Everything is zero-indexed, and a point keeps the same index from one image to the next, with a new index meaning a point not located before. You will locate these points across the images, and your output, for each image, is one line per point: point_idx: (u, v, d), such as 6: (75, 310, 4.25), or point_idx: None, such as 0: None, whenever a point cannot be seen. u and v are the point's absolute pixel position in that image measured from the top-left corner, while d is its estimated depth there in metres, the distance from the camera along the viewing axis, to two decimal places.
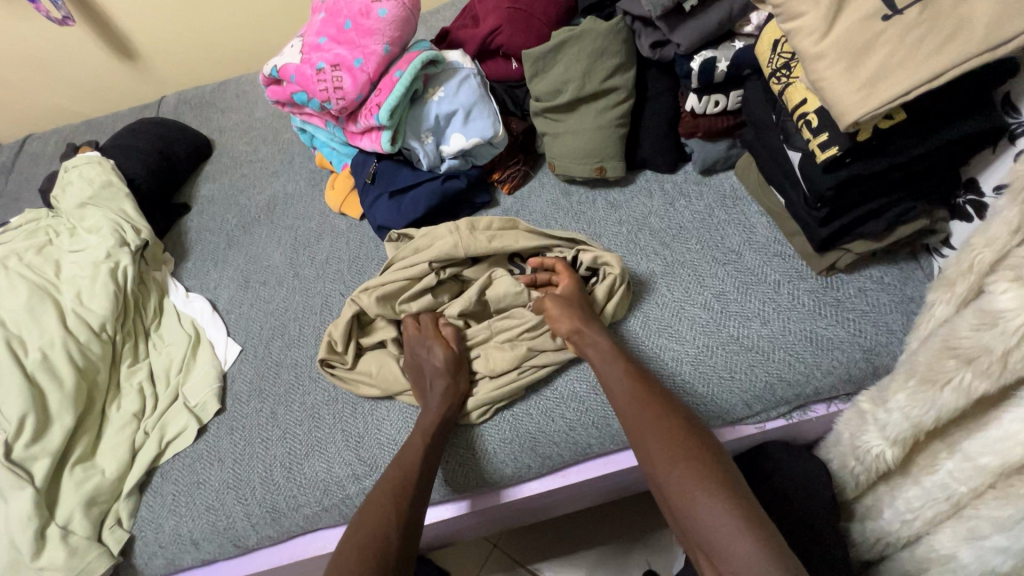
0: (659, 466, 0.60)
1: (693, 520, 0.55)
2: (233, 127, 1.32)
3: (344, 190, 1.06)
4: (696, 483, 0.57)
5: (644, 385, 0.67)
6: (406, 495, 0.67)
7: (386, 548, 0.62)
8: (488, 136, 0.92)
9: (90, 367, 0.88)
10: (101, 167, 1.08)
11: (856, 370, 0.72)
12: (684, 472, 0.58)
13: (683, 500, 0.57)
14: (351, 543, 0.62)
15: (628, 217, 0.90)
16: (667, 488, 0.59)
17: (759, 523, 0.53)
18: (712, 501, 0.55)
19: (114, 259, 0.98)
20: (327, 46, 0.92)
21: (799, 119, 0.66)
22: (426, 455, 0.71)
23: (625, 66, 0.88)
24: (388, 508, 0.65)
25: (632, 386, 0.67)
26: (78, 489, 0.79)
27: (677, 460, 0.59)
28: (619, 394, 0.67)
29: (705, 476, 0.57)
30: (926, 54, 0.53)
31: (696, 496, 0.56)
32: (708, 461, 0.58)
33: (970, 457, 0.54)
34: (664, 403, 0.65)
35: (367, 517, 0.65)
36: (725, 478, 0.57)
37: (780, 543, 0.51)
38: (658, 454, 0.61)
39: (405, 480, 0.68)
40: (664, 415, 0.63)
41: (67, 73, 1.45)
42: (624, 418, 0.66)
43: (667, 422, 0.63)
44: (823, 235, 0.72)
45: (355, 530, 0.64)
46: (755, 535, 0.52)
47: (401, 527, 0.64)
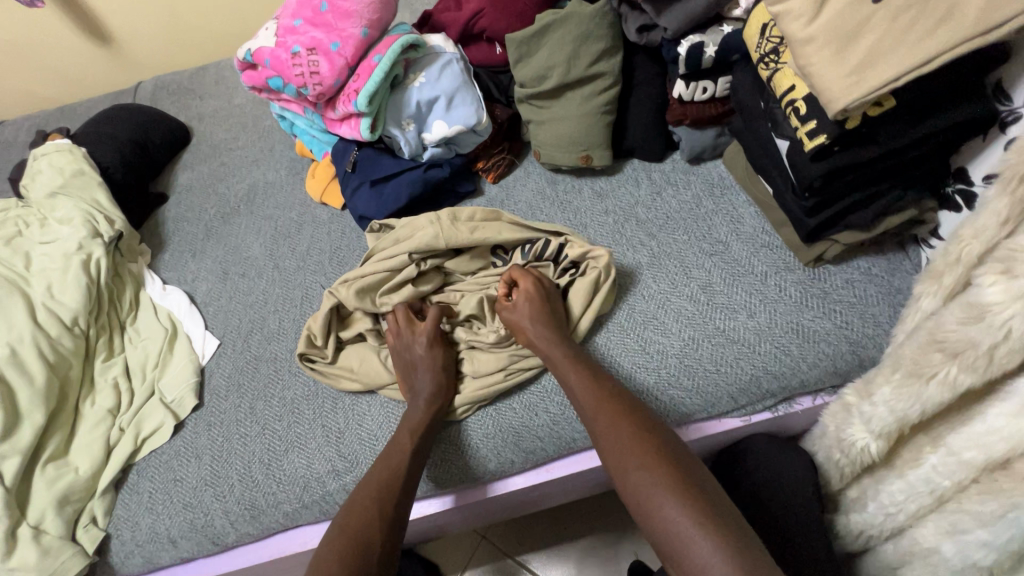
0: (619, 473, 0.59)
1: (653, 528, 0.54)
2: (212, 114, 1.28)
3: (325, 179, 1.04)
4: (654, 490, 0.55)
5: (606, 390, 0.66)
6: (392, 494, 0.65)
7: (371, 549, 0.60)
8: (471, 124, 0.89)
9: (62, 362, 0.86)
10: (73, 155, 1.04)
11: (842, 362, 0.71)
12: (643, 479, 0.56)
13: (644, 508, 0.55)
14: (336, 545, 0.60)
15: (614, 207, 0.88)
16: (629, 496, 0.57)
17: (720, 527, 0.51)
18: (669, 507, 0.53)
19: (86, 250, 0.95)
20: (302, 29, 0.88)
21: (788, 106, 0.64)
22: (411, 453, 0.69)
23: (612, 50, 0.85)
24: (372, 509, 0.64)
25: (596, 388, 0.66)
26: (50, 488, 0.77)
27: (636, 466, 0.58)
28: (581, 401, 0.66)
29: (665, 479, 0.55)
30: (917, 38, 0.51)
31: (655, 503, 0.54)
32: (669, 465, 0.57)
33: (955, 451, 0.53)
34: (625, 408, 0.63)
35: (350, 519, 0.63)
36: (687, 481, 0.55)
37: (743, 550, 0.49)
38: (620, 458, 0.59)
39: (391, 480, 0.66)
40: (624, 421, 0.62)
41: (37, 57, 1.40)
42: (588, 426, 0.65)
43: (627, 428, 0.61)
44: (810, 225, 0.71)
45: (337, 533, 0.62)
46: (714, 542, 0.50)
47: (387, 528, 0.63)
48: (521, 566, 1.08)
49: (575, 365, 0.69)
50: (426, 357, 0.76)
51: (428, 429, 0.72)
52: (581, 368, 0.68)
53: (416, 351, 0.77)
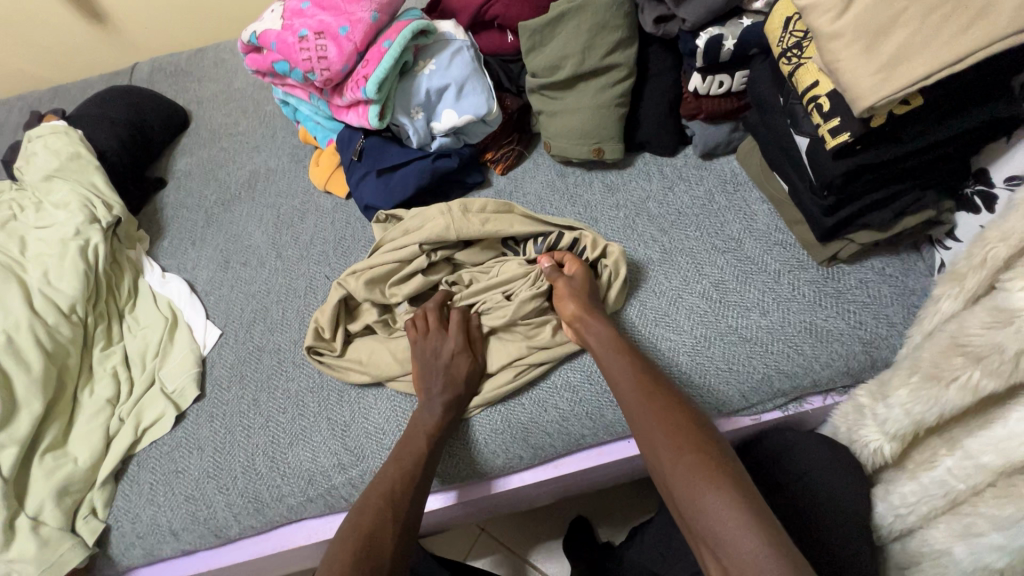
0: (665, 456, 0.58)
1: (698, 512, 0.53)
2: (211, 98, 1.25)
3: (329, 167, 1.02)
4: (704, 475, 0.54)
5: (654, 376, 0.65)
6: (404, 492, 0.65)
7: (384, 547, 0.60)
8: (482, 113, 0.87)
9: (60, 350, 0.84)
10: (69, 138, 1.02)
11: (854, 362, 0.70)
12: (693, 464, 0.55)
13: (690, 491, 0.54)
14: (348, 542, 0.60)
15: (625, 201, 0.87)
16: (673, 480, 0.56)
17: (767, 518, 0.51)
18: (716, 493, 0.53)
19: (83, 236, 0.92)
20: (310, 12, 0.86)
21: (810, 102, 0.63)
22: (421, 453, 0.69)
23: (627, 41, 0.83)
24: (384, 509, 0.63)
25: (643, 374, 0.65)
26: (48, 479, 0.76)
27: (684, 452, 0.57)
28: (626, 384, 0.65)
29: (714, 466, 0.55)
30: (950, 36, 0.50)
31: (703, 487, 0.53)
32: (717, 453, 0.56)
33: (971, 455, 0.53)
34: (673, 397, 0.62)
35: (362, 517, 0.62)
36: (734, 471, 0.55)
37: (787, 544, 0.49)
38: (665, 442, 0.59)
39: (401, 481, 0.66)
40: (673, 407, 0.61)
41: (30, 35, 1.36)
42: (632, 410, 0.63)
43: (677, 414, 0.61)
44: (827, 225, 0.70)
45: (349, 529, 0.61)
46: (765, 529, 0.49)
47: (400, 525, 0.62)
48: (520, 560, 1.08)
49: (623, 348, 0.68)
50: (453, 360, 0.74)
51: (440, 428, 0.71)
52: (629, 353, 0.68)
53: (434, 351, 0.74)
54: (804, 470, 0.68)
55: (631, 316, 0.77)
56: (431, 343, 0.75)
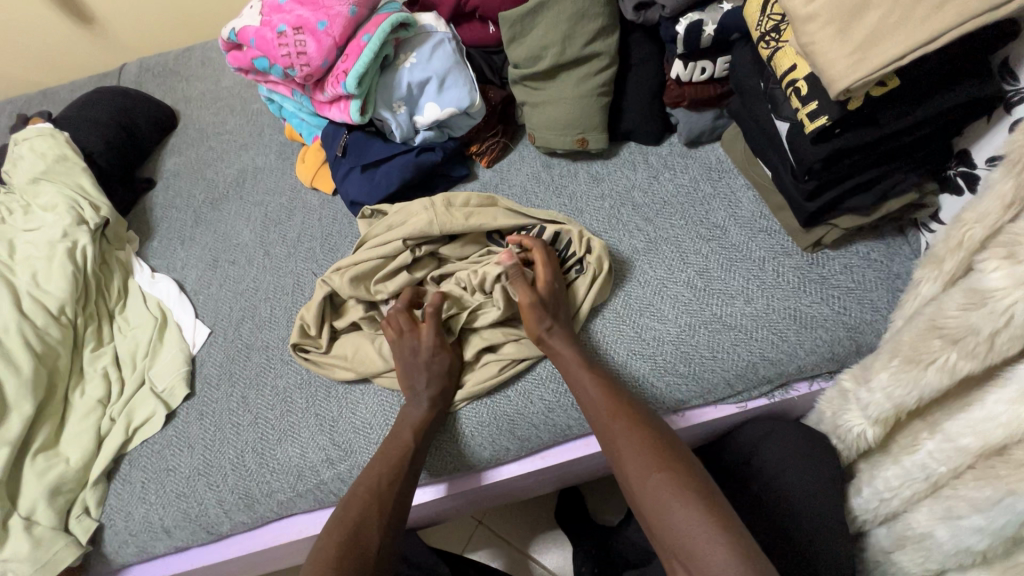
0: (636, 476, 0.59)
1: (670, 532, 0.54)
2: (199, 97, 1.25)
3: (315, 163, 1.01)
4: (672, 494, 0.55)
5: (618, 396, 0.65)
6: (389, 484, 0.66)
7: (367, 544, 0.61)
8: (464, 106, 0.87)
9: (49, 352, 0.84)
10: (55, 140, 1.02)
11: (839, 348, 0.70)
12: (661, 484, 0.56)
13: (660, 510, 0.55)
14: (331, 540, 0.61)
15: (610, 191, 0.87)
16: (644, 500, 0.57)
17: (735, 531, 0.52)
18: (685, 511, 0.54)
19: (71, 238, 0.93)
20: (289, 8, 0.86)
21: (788, 87, 0.63)
22: (408, 446, 0.69)
23: (609, 29, 0.83)
24: (368, 502, 0.64)
25: (608, 392, 0.65)
26: (41, 479, 0.76)
27: (652, 470, 0.58)
28: (593, 406, 0.65)
29: (681, 483, 0.56)
30: (923, 15, 0.50)
31: (672, 506, 0.55)
32: (685, 470, 0.57)
33: (951, 437, 0.53)
34: (642, 415, 0.63)
35: (346, 511, 0.63)
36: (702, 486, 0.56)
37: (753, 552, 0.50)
38: (635, 461, 0.59)
39: (387, 474, 0.66)
40: (640, 427, 0.62)
41: (18, 39, 1.36)
42: (601, 435, 0.64)
43: (644, 433, 0.61)
44: (810, 210, 0.70)
45: (336, 523, 0.63)
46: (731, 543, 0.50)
47: (385, 519, 0.63)
48: (517, 550, 1.09)
49: (587, 366, 0.69)
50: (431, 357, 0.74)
51: (426, 421, 0.72)
52: (595, 371, 0.68)
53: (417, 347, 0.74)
54: (784, 455, 0.69)
55: (593, 323, 0.77)
56: (424, 343, 0.74)
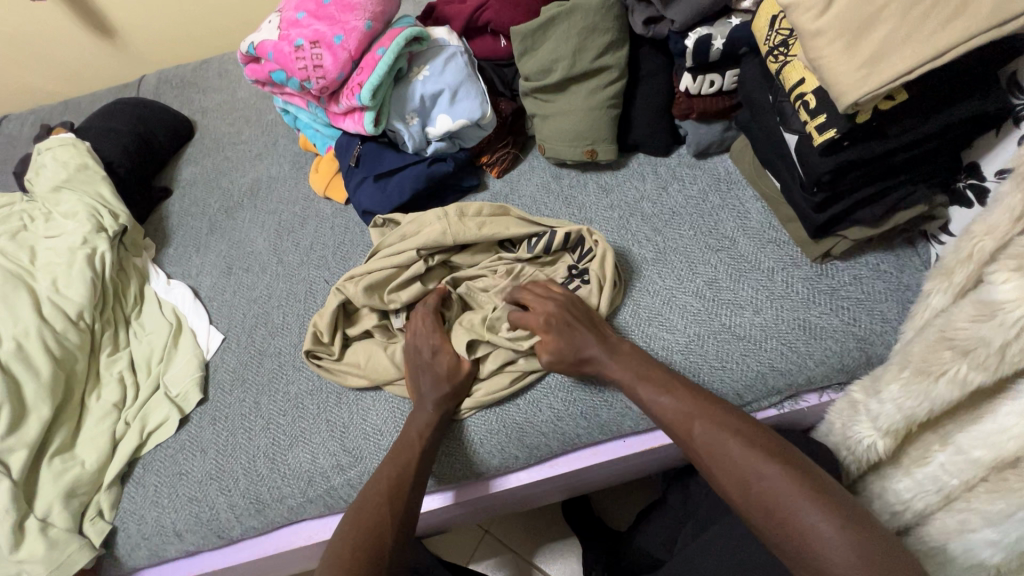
0: (740, 482, 0.55)
1: (788, 537, 0.51)
2: (215, 108, 1.28)
3: (329, 173, 1.03)
4: (787, 494, 0.52)
5: (702, 402, 0.62)
6: (402, 488, 0.66)
7: (383, 544, 0.62)
8: (476, 118, 0.88)
9: (68, 356, 0.86)
10: (77, 149, 1.04)
11: (849, 359, 0.70)
12: (770, 484, 0.53)
13: (773, 514, 0.52)
14: (347, 543, 0.61)
15: (620, 202, 0.88)
16: (752, 506, 0.54)
17: (858, 523, 0.50)
18: (800, 511, 0.51)
19: (91, 245, 0.95)
20: (306, 22, 0.88)
21: (797, 100, 0.64)
22: (422, 456, 0.70)
23: (618, 43, 0.84)
24: (382, 505, 0.65)
25: (683, 398, 0.63)
26: (57, 481, 0.77)
27: (759, 474, 0.54)
28: (669, 412, 0.63)
29: (791, 480, 0.53)
30: (930, 30, 0.50)
31: (792, 507, 0.51)
32: (794, 468, 0.54)
33: (963, 450, 0.53)
34: (723, 410, 0.61)
35: (361, 514, 0.64)
36: (811, 477, 0.54)
37: (880, 547, 0.48)
38: (737, 466, 0.56)
39: (400, 479, 0.67)
40: (729, 427, 0.59)
41: (42, 52, 1.40)
42: (685, 441, 0.61)
43: (740, 434, 0.58)
44: (818, 221, 0.70)
45: (349, 527, 0.63)
46: (857, 540, 0.49)
47: (399, 524, 0.64)
48: (524, 560, 1.09)
49: (652, 372, 0.67)
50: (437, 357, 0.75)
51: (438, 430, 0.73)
52: (658, 381, 0.66)
53: (428, 355, 0.76)
54: None
55: None
56: (427, 345, 0.76)
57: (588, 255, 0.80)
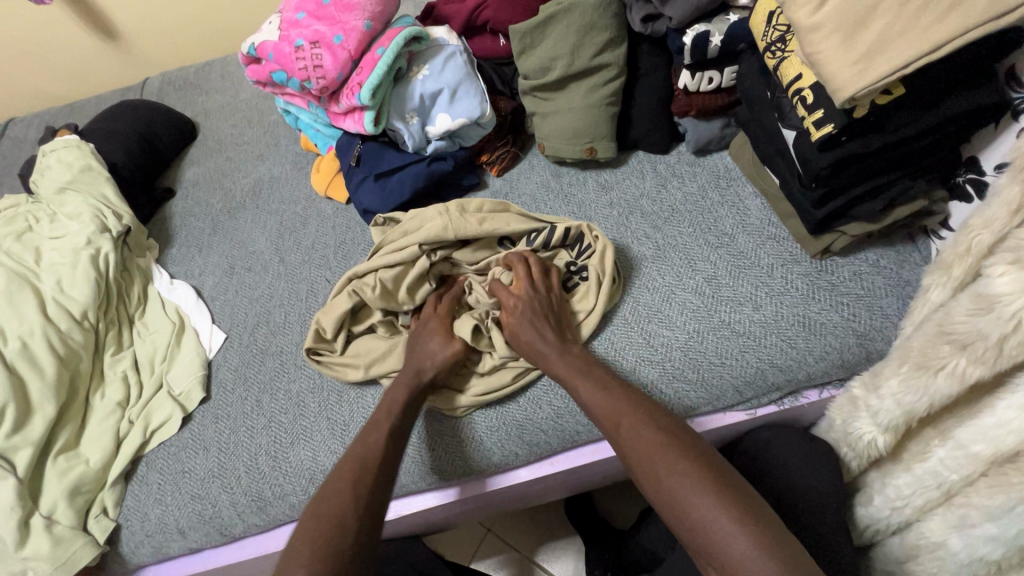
0: (650, 476, 0.56)
1: (690, 531, 0.51)
2: (218, 109, 1.28)
3: (330, 173, 1.04)
4: (687, 488, 0.52)
5: (624, 400, 0.63)
6: (368, 467, 0.64)
7: (348, 525, 0.57)
8: (475, 116, 0.89)
9: (72, 355, 0.87)
10: (81, 151, 1.05)
11: (849, 355, 0.70)
12: (674, 480, 0.53)
13: (676, 507, 0.52)
14: (305, 522, 0.57)
15: (619, 199, 0.88)
16: (661, 500, 0.54)
17: (758, 523, 0.48)
18: (699, 505, 0.51)
19: (94, 245, 0.96)
20: (306, 23, 0.89)
21: (794, 95, 0.64)
22: (387, 441, 0.68)
23: (617, 40, 0.84)
24: (346, 485, 0.62)
25: (610, 394, 0.64)
26: (62, 479, 0.78)
27: (664, 468, 0.55)
28: (596, 405, 0.64)
29: (693, 474, 0.53)
30: (927, 24, 0.50)
31: (689, 501, 0.51)
32: (702, 462, 0.54)
33: (963, 445, 0.53)
34: (650, 407, 0.62)
35: (321, 496, 0.61)
36: (717, 472, 0.53)
37: (780, 542, 0.47)
38: (647, 461, 0.56)
39: (366, 458, 0.65)
40: (645, 423, 0.59)
41: (47, 55, 1.41)
42: (610, 435, 0.62)
43: (652, 428, 0.59)
44: (818, 217, 0.70)
45: (309, 508, 0.59)
46: (757, 541, 0.47)
47: (367, 502, 0.60)
48: (527, 559, 1.09)
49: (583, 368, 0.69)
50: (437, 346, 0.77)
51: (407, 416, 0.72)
52: (592, 377, 0.67)
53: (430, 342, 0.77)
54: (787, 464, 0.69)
55: (605, 331, 0.77)
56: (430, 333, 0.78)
57: (588, 251, 0.81)
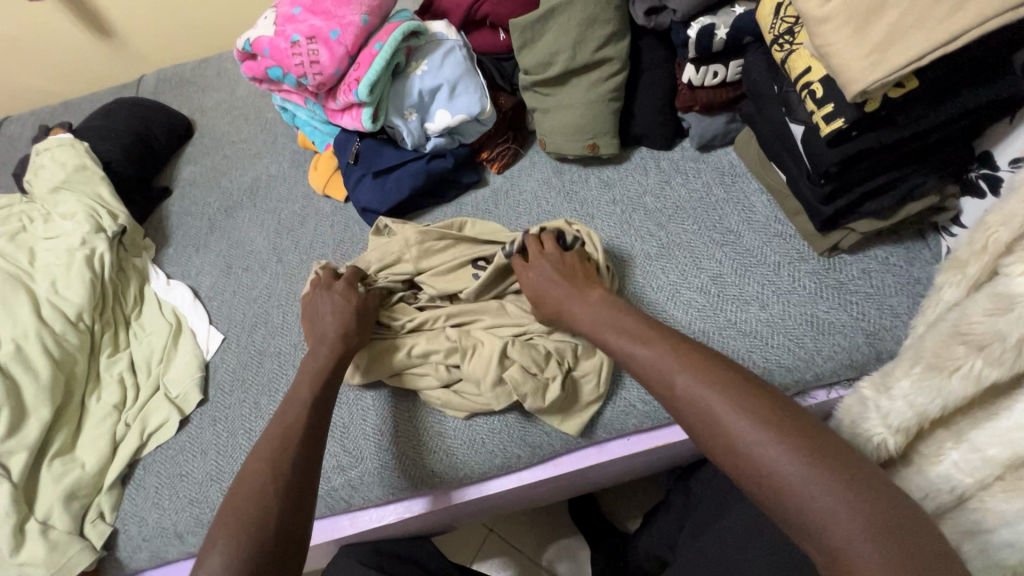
0: (722, 438, 0.49)
1: (781, 497, 0.44)
2: (214, 107, 1.27)
3: (328, 171, 1.02)
4: (773, 450, 0.45)
5: (681, 352, 0.56)
6: (286, 446, 0.60)
7: (251, 511, 0.54)
8: (475, 112, 0.87)
9: (67, 357, 0.86)
10: (75, 149, 1.04)
11: (858, 355, 0.68)
12: (757, 442, 0.46)
13: (762, 472, 0.45)
14: (238, 514, 0.54)
15: (622, 197, 0.86)
16: (739, 463, 0.47)
17: (860, 483, 0.43)
18: (790, 470, 0.44)
19: (89, 245, 0.94)
20: (302, 17, 0.87)
21: (803, 89, 0.62)
22: (309, 405, 0.65)
23: (619, 34, 0.83)
24: (262, 467, 0.58)
25: (658, 351, 0.57)
26: (57, 483, 0.77)
27: (740, 429, 0.48)
28: (647, 363, 0.57)
29: (778, 434, 0.46)
30: (941, 15, 0.49)
31: (780, 465, 0.45)
32: (785, 417, 0.48)
33: (978, 447, 0.53)
34: (711, 360, 0.54)
35: (242, 482, 0.57)
36: (806, 430, 0.47)
37: (886, 507, 0.41)
38: (719, 422, 0.49)
39: (281, 435, 0.62)
40: (710, 380, 0.52)
41: (40, 52, 1.39)
42: (665, 395, 0.55)
43: (720, 381, 0.51)
44: (826, 214, 0.68)
45: (235, 496, 0.56)
46: (863, 508, 0.41)
47: (270, 482, 0.57)
48: (530, 560, 1.08)
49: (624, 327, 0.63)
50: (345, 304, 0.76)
51: (333, 376, 0.70)
52: (632, 332, 0.61)
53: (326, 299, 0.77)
54: None
55: None
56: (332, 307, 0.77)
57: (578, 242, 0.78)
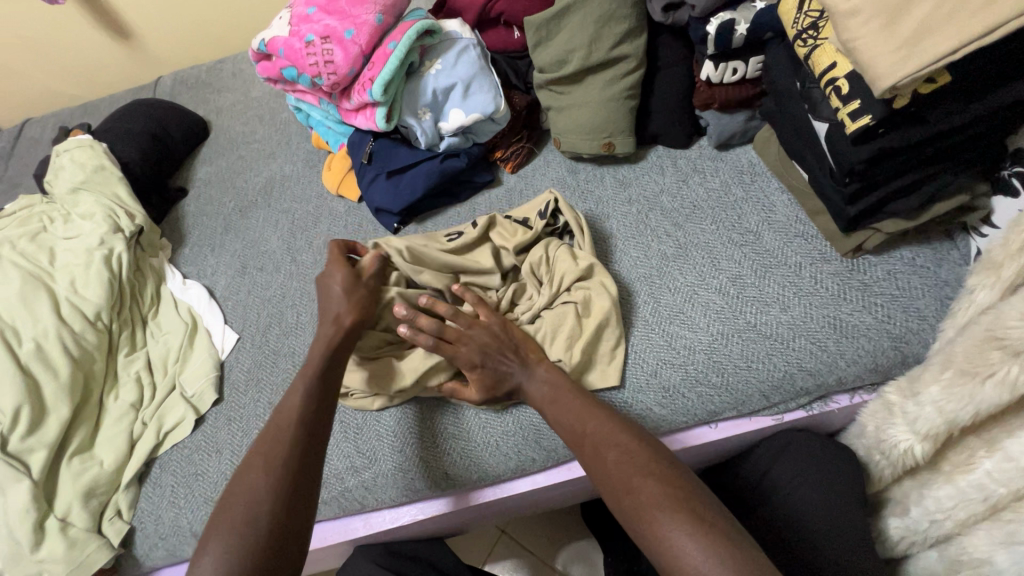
0: (613, 493, 0.55)
1: (652, 545, 0.50)
2: (230, 107, 1.27)
3: (341, 171, 1.02)
4: (647, 503, 0.52)
5: (597, 414, 0.61)
6: (287, 442, 0.62)
7: (253, 508, 0.57)
8: (489, 111, 0.86)
9: (86, 356, 0.87)
10: (93, 150, 1.05)
11: (883, 359, 0.66)
12: (635, 497, 0.52)
13: (640, 521, 0.51)
14: (240, 515, 0.56)
15: (638, 196, 0.85)
16: (625, 514, 0.53)
17: (721, 530, 0.48)
18: (659, 522, 0.50)
19: (107, 246, 0.95)
20: (316, 17, 0.87)
21: (828, 85, 0.60)
22: (305, 405, 0.65)
23: (637, 31, 0.81)
24: (262, 463, 0.60)
25: (578, 411, 0.62)
26: (75, 481, 0.78)
27: (625, 488, 0.54)
28: (566, 426, 0.62)
29: (653, 489, 0.52)
30: (977, 8, 0.47)
31: (653, 517, 0.51)
32: (665, 473, 0.54)
33: (1013, 457, 0.51)
34: (616, 424, 0.59)
35: (241, 479, 0.60)
36: (679, 485, 0.52)
37: (739, 550, 0.47)
38: (611, 479, 0.55)
39: (277, 426, 0.63)
40: (608, 441, 0.58)
41: (59, 54, 1.41)
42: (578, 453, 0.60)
43: (618, 442, 0.57)
44: (850, 214, 0.66)
45: (240, 491, 0.59)
46: (715, 550, 0.47)
47: (269, 479, 0.59)
48: (542, 563, 1.07)
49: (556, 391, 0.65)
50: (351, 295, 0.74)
51: (332, 366, 0.69)
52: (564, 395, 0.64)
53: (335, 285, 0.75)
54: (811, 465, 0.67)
55: (628, 334, 0.74)
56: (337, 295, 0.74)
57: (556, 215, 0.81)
